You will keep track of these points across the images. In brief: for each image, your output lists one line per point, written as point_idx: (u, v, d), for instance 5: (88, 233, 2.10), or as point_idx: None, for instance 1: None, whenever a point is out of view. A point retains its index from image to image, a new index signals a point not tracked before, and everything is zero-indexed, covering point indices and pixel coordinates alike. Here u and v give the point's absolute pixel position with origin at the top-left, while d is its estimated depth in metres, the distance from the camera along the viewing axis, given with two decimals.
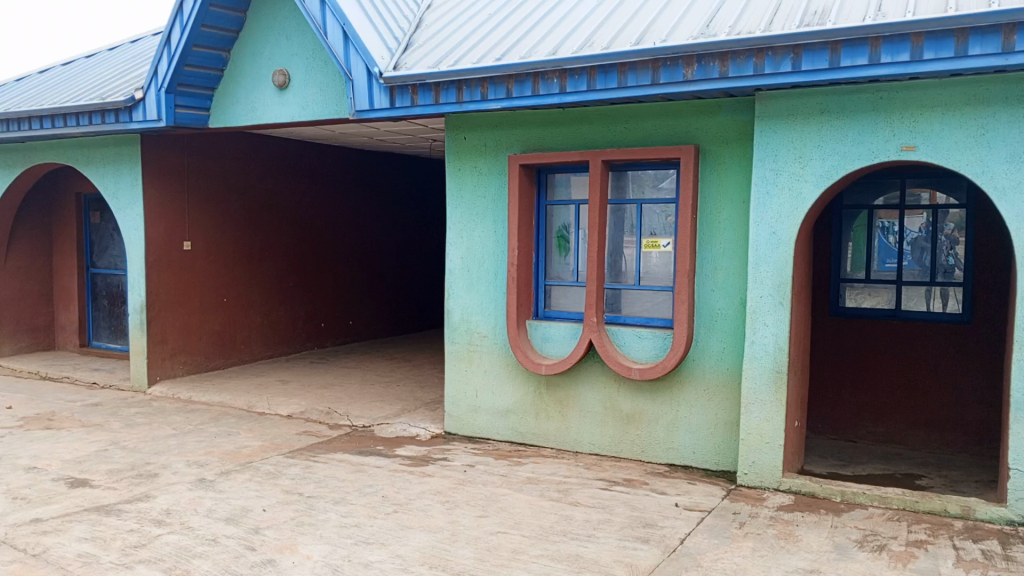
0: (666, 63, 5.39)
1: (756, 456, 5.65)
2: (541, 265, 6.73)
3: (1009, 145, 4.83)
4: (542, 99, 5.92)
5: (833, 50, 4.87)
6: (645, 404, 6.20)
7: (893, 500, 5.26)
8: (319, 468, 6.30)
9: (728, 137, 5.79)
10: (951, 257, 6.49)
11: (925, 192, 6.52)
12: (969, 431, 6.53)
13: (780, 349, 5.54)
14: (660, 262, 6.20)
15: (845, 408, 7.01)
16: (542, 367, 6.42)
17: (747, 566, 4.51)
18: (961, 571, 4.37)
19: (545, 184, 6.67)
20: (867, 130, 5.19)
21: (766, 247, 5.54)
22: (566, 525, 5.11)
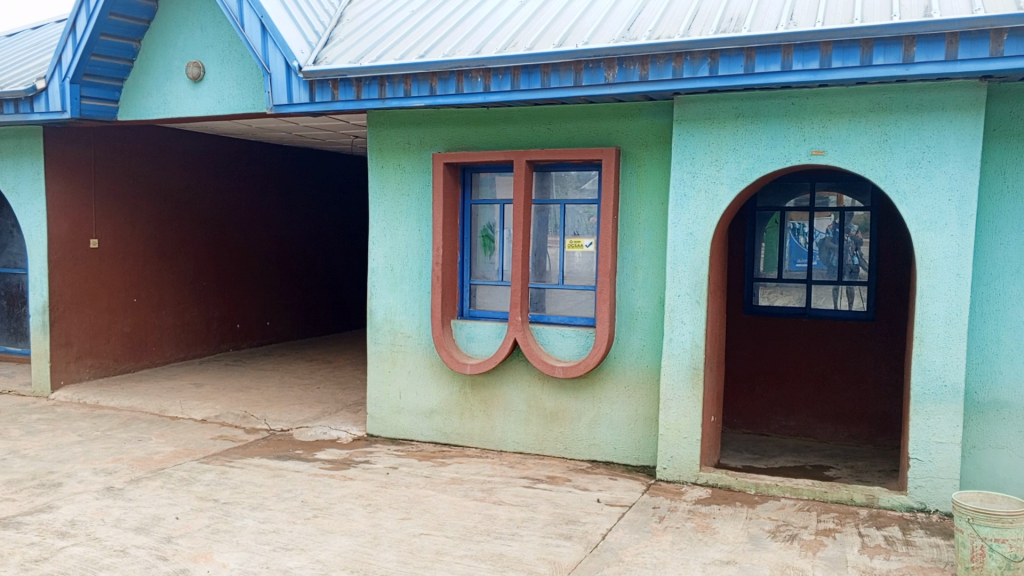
0: (588, 65, 5.47)
1: (674, 451, 5.79)
2: (466, 264, 6.72)
3: (909, 152, 5.09)
4: (466, 97, 5.90)
5: (748, 56, 5.03)
6: (568, 402, 6.27)
7: (803, 491, 5.47)
8: (235, 473, 6.11)
9: (648, 140, 5.92)
10: (856, 257, 6.81)
11: (833, 195, 6.83)
12: (872, 423, 6.86)
13: (697, 346, 5.69)
14: (583, 262, 6.28)
15: (758, 403, 7.26)
16: (466, 367, 6.40)
17: (666, 559, 4.60)
18: (866, 557, 4.58)
19: (469, 183, 6.66)
20: (779, 134, 5.39)
21: (683, 248, 5.68)
22: (489, 525, 5.11)
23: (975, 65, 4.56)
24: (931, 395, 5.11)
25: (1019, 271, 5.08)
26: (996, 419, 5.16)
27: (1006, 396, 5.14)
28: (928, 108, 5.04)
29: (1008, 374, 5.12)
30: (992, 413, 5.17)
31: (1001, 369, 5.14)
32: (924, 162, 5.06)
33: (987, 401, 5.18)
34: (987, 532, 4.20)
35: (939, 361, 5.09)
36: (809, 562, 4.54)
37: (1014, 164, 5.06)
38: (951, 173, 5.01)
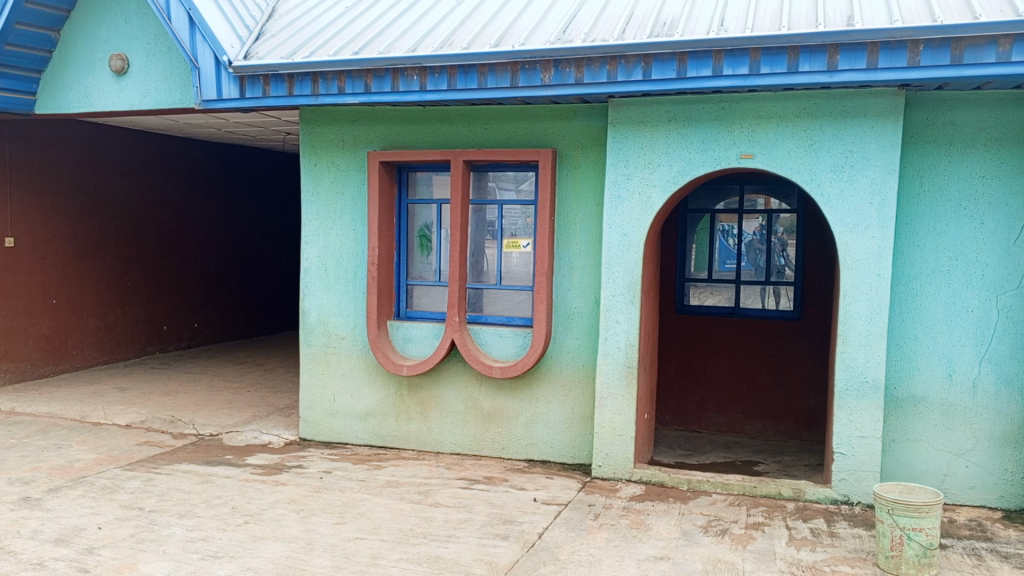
0: (525, 67, 5.49)
1: (610, 449, 5.85)
2: (402, 264, 6.65)
3: (832, 156, 5.28)
4: (401, 95, 5.84)
5: (681, 60, 5.14)
6: (505, 402, 6.28)
7: (733, 486, 5.61)
8: (162, 480, 5.90)
9: (584, 141, 5.97)
10: (783, 258, 7.03)
11: (761, 197, 7.02)
12: (799, 418, 7.08)
13: (632, 345, 5.77)
14: (520, 262, 6.30)
15: (690, 400, 7.41)
16: (402, 368, 6.34)
17: (601, 556, 4.65)
18: (794, 549, 4.72)
19: (405, 182, 6.60)
20: (710, 138, 5.52)
21: (618, 249, 5.75)
22: (426, 527, 5.07)
23: (894, 73, 4.75)
24: (854, 390, 5.31)
25: (935, 271, 5.32)
26: (913, 413, 5.40)
27: (922, 391, 5.38)
28: (851, 114, 5.23)
29: (924, 370, 5.37)
30: (910, 407, 5.40)
31: (918, 365, 5.38)
32: (847, 166, 5.26)
33: (905, 396, 5.41)
34: (906, 521, 4.39)
35: (861, 358, 5.29)
36: (740, 555, 4.66)
37: (929, 169, 5.30)
38: (872, 177, 5.21)
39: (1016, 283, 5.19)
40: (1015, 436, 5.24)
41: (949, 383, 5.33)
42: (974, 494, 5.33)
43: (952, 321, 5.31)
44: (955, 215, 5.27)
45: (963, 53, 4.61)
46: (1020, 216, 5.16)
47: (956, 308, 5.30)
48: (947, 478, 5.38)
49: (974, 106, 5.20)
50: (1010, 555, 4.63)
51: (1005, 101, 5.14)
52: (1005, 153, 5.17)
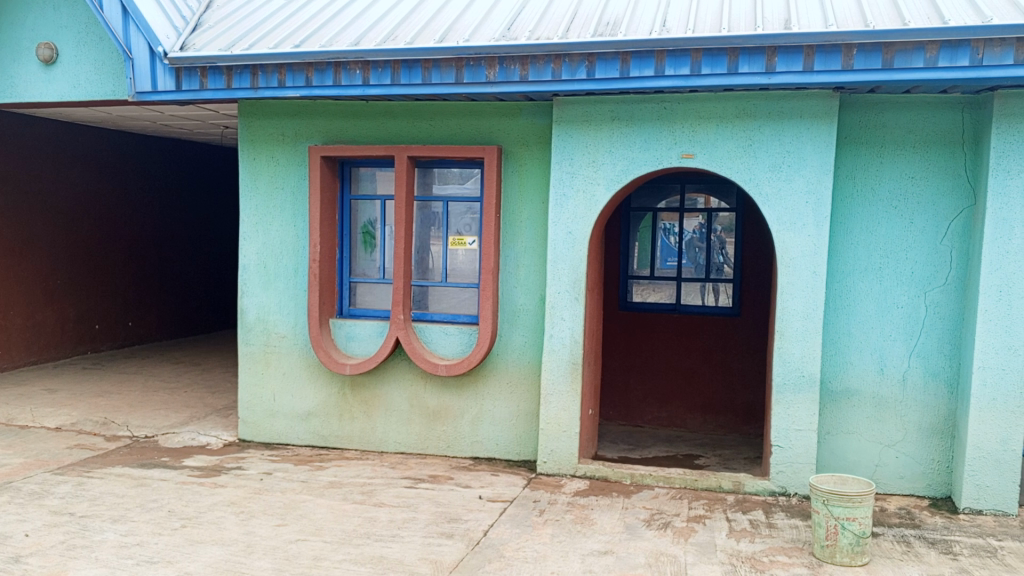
0: (469, 63, 5.45)
1: (555, 445, 5.88)
2: (345, 261, 6.56)
3: (770, 156, 5.40)
4: (344, 89, 5.75)
5: (624, 60, 5.19)
6: (451, 399, 6.25)
7: (675, 480, 5.70)
8: (94, 484, 5.69)
9: (529, 139, 5.98)
10: (722, 256, 7.18)
11: (701, 196, 7.15)
12: (738, 412, 7.23)
13: (576, 341, 5.81)
14: (466, 259, 6.28)
15: (633, 395, 7.50)
16: (345, 367, 6.25)
17: (546, 552, 4.67)
18: (733, 541, 4.82)
19: (348, 178, 6.51)
20: (652, 137, 5.59)
21: (563, 246, 5.78)
22: (369, 527, 5.01)
23: (829, 76, 4.88)
24: (791, 384, 5.45)
25: (867, 269, 5.50)
26: (846, 406, 5.57)
27: (855, 385, 5.55)
28: (788, 115, 5.36)
29: (857, 365, 5.54)
30: (844, 400, 5.58)
31: (851, 359, 5.55)
32: (784, 166, 5.39)
33: (839, 390, 5.58)
34: (840, 511, 4.52)
35: (797, 353, 5.43)
36: (681, 548, 4.73)
37: (862, 170, 5.48)
38: (808, 177, 5.35)
39: (943, 281, 5.40)
40: (942, 427, 5.45)
41: (880, 377, 5.51)
42: (903, 483, 5.53)
43: (884, 317, 5.49)
44: (886, 215, 5.45)
45: (893, 58, 4.76)
46: (946, 215, 5.37)
47: (887, 304, 5.48)
48: (879, 468, 5.56)
49: (904, 109, 5.38)
50: (937, 541, 4.82)
51: (932, 105, 5.34)
52: (932, 155, 5.36)
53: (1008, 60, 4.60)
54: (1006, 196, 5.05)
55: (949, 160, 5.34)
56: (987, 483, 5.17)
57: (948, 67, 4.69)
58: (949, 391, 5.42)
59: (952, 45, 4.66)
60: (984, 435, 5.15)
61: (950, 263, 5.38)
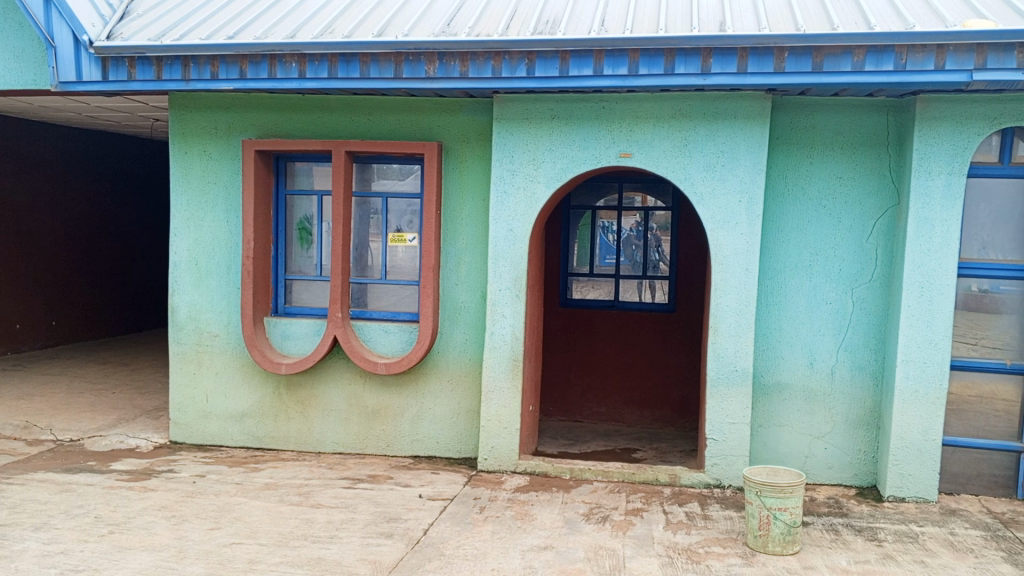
0: (408, 58, 5.40)
1: (495, 441, 5.88)
2: (281, 258, 6.42)
3: (705, 156, 5.51)
4: (280, 83, 5.63)
5: (563, 59, 5.21)
6: (390, 398, 6.19)
7: (613, 474, 5.76)
8: (14, 491, 5.45)
9: (469, 135, 5.96)
10: (658, 253, 7.29)
11: (638, 195, 7.26)
12: (673, 406, 7.36)
13: (517, 338, 5.82)
14: (406, 256, 6.22)
15: (572, 391, 7.56)
16: (281, 366, 6.12)
17: (486, 549, 4.67)
18: (670, 533, 4.91)
19: (284, 173, 6.37)
20: (591, 136, 5.63)
21: (504, 244, 5.78)
22: (306, 528, 4.93)
23: (762, 78, 5.00)
24: (724, 379, 5.57)
25: (798, 266, 5.66)
26: (778, 399, 5.73)
27: (786, 378, 5.71)
28: (722, 116, 5.47)
29: (788, 359, 5.71)
30: (776, 394, 5.73)
31: (782, 354, 5.71)
32: (718, 165, 5.50)
33: (771, 383, 5.73)
34: (772, 502, 4.63)
35: (731, 348, 5.55)
36: (620, 541, 4.79)
37: (793, 170, 5.63)
38: (741, 177, 5.47)
39: (869, 278, 5.59)
40: (868, 419, 5.65)
41: (810, 371, 5.68)
42: (831, 473, 5.71)
43: (814, 313, 5.66)
44: (816, 214, 5.62)
45: (823, 61, 4.90)
46: (872, 215, 5.56)
47: (816, 301, 5.65)
48: (809, 459, 5.73)
49: (832, 111, 5.55)
50: (863, 528, 5.00)
51: (859, 108, 5.52)
52: (859, 156, 5.55)
53: (930, 66, 4.78)
54: (927, 196, 5.25)
55: (875, 161, 5.53)
56: (909, 471, 5.39)
57: (874, 71, 4.85)
58: (875, 384, 5.62)
59: (878, 49, 4.82)
60: (907, 425, 5.36)
61: (876, 260, 5.58)
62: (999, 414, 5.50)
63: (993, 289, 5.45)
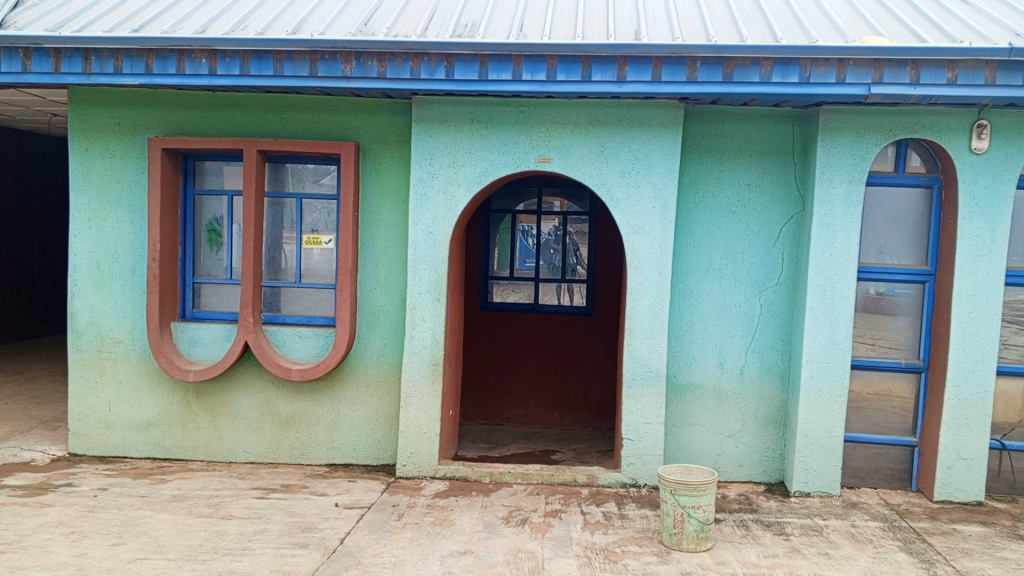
0: (324, 56, 5.28)
1: (414, 447, 5.82)
2: (188, 261, 6.19)
3: (621, 162, 5.60)
4: (188, 79, 5.42)
5: (482, 62, 5.20)
6: (306, 405, 6.06)
7: (533, 476, 5.79)
8: None
9: (387, 136, 5.89)
10: (576, 257, 7.38)
11: (557, 200, 7.33)
12: (591, 407, 7.46)
13: (437, 342, 5.77)
14: (321, 259, 6.10)
15: (492, 394, 7.56)
16: (190, 373, 5.88)
17: (404, 557, 4.61)
18: (588, 534, 4.97)
19: (192, 172, 6.14)
20: (510, 141, 5.65)
21: (423, 247, 5.73)
22: (217, 541, 4.76)
23: (675, 87, 5.12)
24: (640, 380, 5.68)
25: (708, 270, 5.82)
26: (690, 399, 5.88)
27: (698, 378, 5.87)
28: (637, 124, 5.57)
29: (700, 360, 5.86)
30: (688, 394, 5.88)
31: (694, 355, 5.86)
32: (633, 171, 5.60)
33: (684, 384, 5.88)
34: (686, 500, 4.74)
35: (646, 350, 5.66)
36: (539, 543, 4.82)
37: (703, 177, 5.79)
38: (655, 183, 5.58)
39: (776, 281, 5.80)
40: (775, 417, 5.85)
41: (720, 371, 5.85)
42: (742, 470, 5.90)
43: (723, 315, 5.83)
44: (725, 219, 5.79)
45: (733, 72, 5.05)
46: (778, 220, 5.77)
47: (726, 303, 5.83)
48: (721, 457, 5.90)
49: (741, 120, 5.74)
50: (771, 523, 5.18)
51: (766, 118, 5.72)
52: (766, 164, 5.75)
53: (832, 79, 5.00)
54: (830, 203, 5.48)
55: (780, 170, 5.75)
56: (814, 467, 5.61)
57: (780, 83, 5.04)
58: (781, 383, 5.83)
59: (784, 62, 5.00)
60: (812, 423, 5.59)
61: (782, 264, 5.79)
62: (895, 411, 5.80)
63: (889, 291, 5.75)
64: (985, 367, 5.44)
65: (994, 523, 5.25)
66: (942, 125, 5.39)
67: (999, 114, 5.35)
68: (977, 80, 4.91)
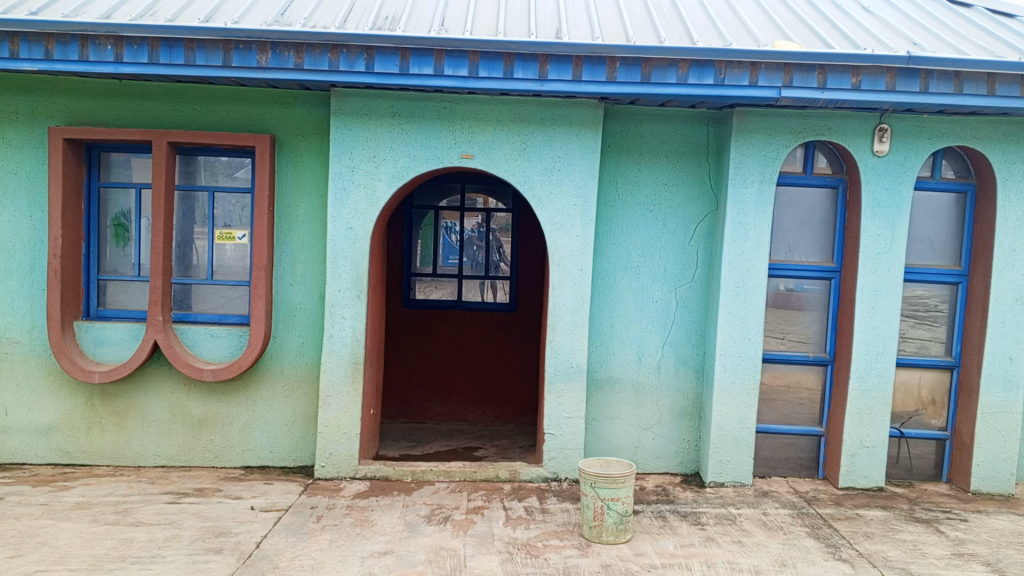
0: (239, 46, 5.10)
1: (334, 448, 5.72)
2: (92, 256, 5.91)
3: (543, 160, 5.63)
4: (92, 66, 5.15)
5: (403, 56, 5.12)
6: (219, 406, 5.87)
7: (455, 473, 5.78)
8: None
9: (305, 129, 5.75)
10: (499, 254, 7.40)
11: (480, 197, 7.32)
12: (514, 403, 7.51)
13: (357, 340, 5.68)
14: (235, 255, 5.92)
15: (415, 391, 7.50)
16: (94, 375, 5.61)
17: (323, 559, 4.53)
18: (510, 529, 4.99)
19: (97, 163, 5.86)
20: (432, 136, 5.60)
21: (342, 243, 5.63)
22: (124, 549, 4.56)
23: (595, 86, 5.18)
24: (561, 375, 5.73)
25: (627, 267, 5.92)
26: (610, 393, 5.98)
27: (617, 373, 5.97)
28: (559, 122, 5.61)
29: (619, 355, 5.96)
30: (608, 388, 5.97)
31: (614, 349, 5.96)
32: (555, 170, 5.64)
33: (604, 378, 5.97)
34: (606, 493, 4.81)
35: (567, 346, 5.71)
36: (461, 541, 4.81)
37: (622, 176, 5.88)
38: (576, 181, 5.64)
39: (691, 277, 5.95)
40: (691, 410, 6.01)
41: (638, 365, 5.97)
42: (659, 462, 6.04)
43: (642, 311, 5.94)
44: (643, 217, 5.90)
45: (651, 72, 5.14)
46: (693, 219, 5.91)
47: (643, 299, 5.94)
48: (640, 450, 6.03)
49: (659, 121, 5.85)
50: (688, 514, 5.31)
51: (682, 119, 5.85)
52: (682, 164, 5.88)
53: (745, 81, 5.14)
54: (742, 202, 5.65)
55: (695, 169, 5.89)
56: (728, 458, 5.79)
57: (696, 84, 5.16)
58: (696, 377, 5.99)
59: (700, 63, 5.12)
60: (726, 416, 5.76)
61: (697, 261, 5.94)
62: (803, 402, 6.04)
63: (798, 287, 5.98)
64: (886, 359, 5.72)
65: (893, 507, 5.52)
66: (848, 128, 5.62)
67: (899, 119, 5.62)
68: (880, 86, 5.14)
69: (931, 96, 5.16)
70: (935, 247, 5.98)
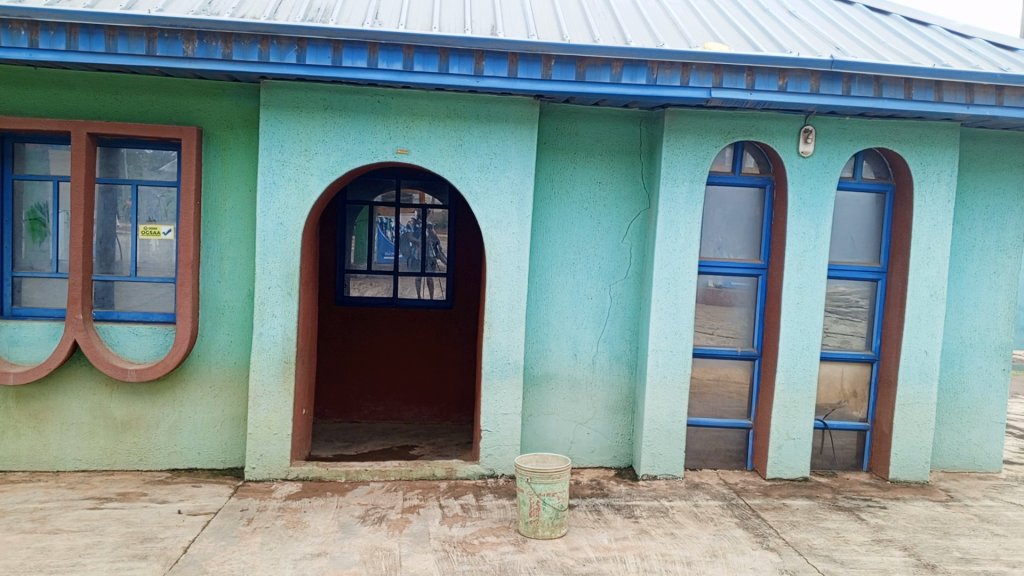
0: (163, 34, 4.91)
1: (264, 448, 5.60)
2: (6, 252, 5.63)
3: (479, 157, 5.62)
4: (5, 52, 4.91)
5: (335, 48, 5.02)
6: (143, 408, 5.68)
7: (390, 472, 5.73)
8: None
9: (233, 121, 5.60)
10: (436, 251, 7.37)
11: (416, 193, 7.26)
12: (450, 401, 7.49)
13: (288, 339, 5.56)
14: (159, 251, 5.73)
15: (350, 390, 7.40)
16: (9, 376, 5.35)
17: (254, 562, 4.43)
18: (446, 527, 4.97)
19: (11, 155, 5.59)
20: (366, 131, 5.52)
21: (273, 238, 5.50)
22: (42, 558, 4.37)
23: (530, 84, 5.19)
24: (498, 371, 5.74)
25: (562, 263, 5.96)
26: (546, 389, 6.01)
27: (553, 369, 6.01)
28: (495, 119, 5.60)
29: (554, 350, 6.00)
30: (544, 383, 6.01)
31: (550, 345, 5.99)
32: (491, 167, 5.64)
33: (540, 374, 6.00)
34: (541, 488, 4.84)
35: (504, 342, 5.72)
36: (396, 540, 4.77)
37: (558, 174, 5.92)
38: (512, 178, 5.65)
39: (625, 274, 6.03)
40: (625, 404, 6.09)
41: (574, 361, 6.02)
42: (594, 456, 6.11)
43: (577, 307, 6.00)
44: (578, 215, 5.95)
45: (585, 71, 5.17)
46: (627, 217, 5.99)
47: (579, 296, 5.99)
48: (575, 445, 6.08)
49: (593, 120, 5.91)
50: (622, 507, 5.39)
51: (617, 118, 5.92)
52: (615, 163, 5.95)
53: (677, 81, 5.22)
54: (673, 201, 5.75)
55: (629, 169, 5.97)
56: (659, 451, 5.89)
57: (630, 84, 5.22)
58: (630, 371, 6.08)
59: (633, 63, 5.18)
60: (658, 410, 5.86)
61: (630, 258, 6.02)
62: (732, 395, 6.20)
63: (726, 284, 6.13)
64: (811, 353, 5.91)
65: (817, 496, 5.72)
66: (775, 129, 5.78)
67: (823, 121, 5.81)
68: (805, 88, 5.30)
69: (853, 99, 5.34)
70: (856, 245, 6.20)
